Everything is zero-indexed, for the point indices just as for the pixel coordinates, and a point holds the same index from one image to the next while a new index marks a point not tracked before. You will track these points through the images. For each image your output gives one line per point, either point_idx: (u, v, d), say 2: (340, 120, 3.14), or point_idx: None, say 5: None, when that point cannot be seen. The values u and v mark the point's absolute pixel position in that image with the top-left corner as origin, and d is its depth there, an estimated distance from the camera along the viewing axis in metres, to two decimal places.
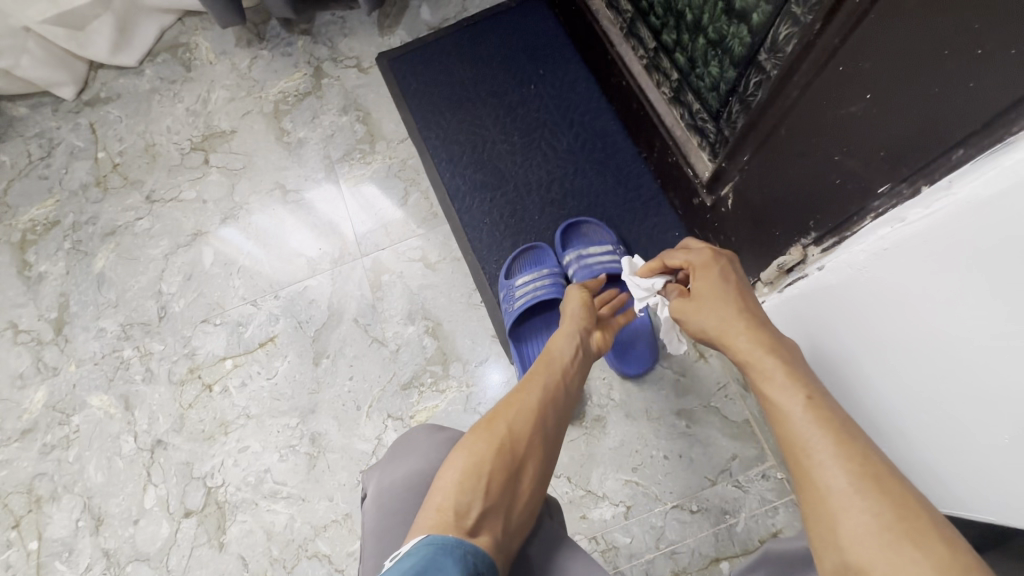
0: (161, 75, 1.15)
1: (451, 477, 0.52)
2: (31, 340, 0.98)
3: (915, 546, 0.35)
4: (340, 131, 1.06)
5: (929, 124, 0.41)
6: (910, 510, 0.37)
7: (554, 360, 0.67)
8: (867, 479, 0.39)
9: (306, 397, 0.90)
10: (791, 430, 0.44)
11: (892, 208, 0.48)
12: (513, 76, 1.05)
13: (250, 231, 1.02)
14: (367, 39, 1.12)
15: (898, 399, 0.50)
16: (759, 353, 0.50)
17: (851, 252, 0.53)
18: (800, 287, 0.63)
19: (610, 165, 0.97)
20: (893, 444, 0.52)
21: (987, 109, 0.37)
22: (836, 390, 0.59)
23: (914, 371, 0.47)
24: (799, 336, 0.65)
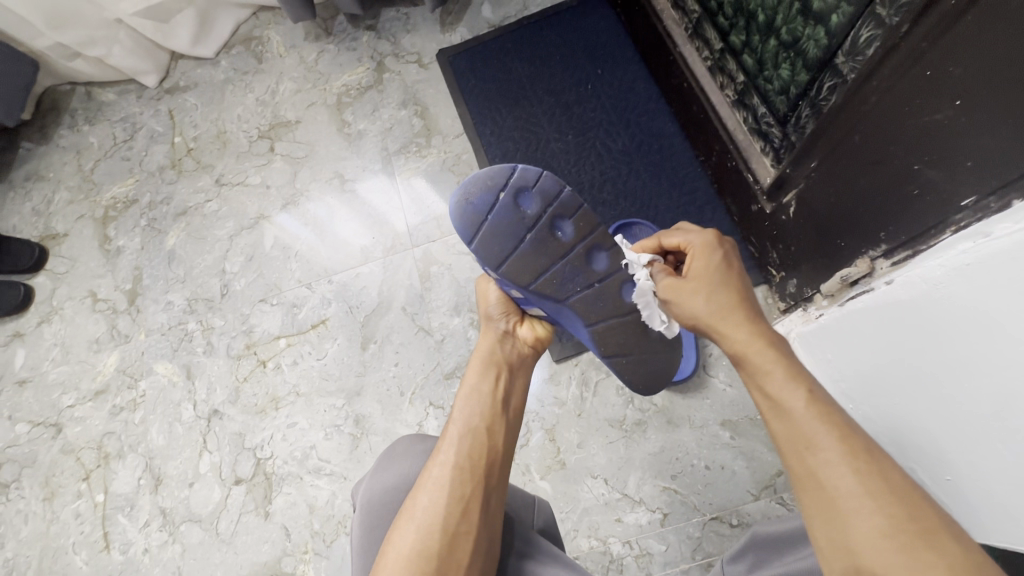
0: (235, 66, 1.22)
1: (399, 550, 0.50)
2: (107, 308, 1.06)
3: (928, 548, 0.37)
4: (398, 125, 1.09)
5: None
6: (921, 512, 0.39)
7: (470, 400, 0.60)
8: (876, 479, 0.41)
9: (353, 379, 0.93)
10: (795, 427, 0.45)
11: (975, 222, 0.45)
12: (571, 76, 1.05)
13: (308, 216, 1.06)
14: (429, 35, 1.14)
15: (964, 419, 0.47)
16: (759, 347, 0.50)
17: (926, 266, 0.50)
18: (865, 300, 0.60)
19: (665, 167, 0.96)
20: (960, 473, 0.49)
21: None
22: (902, 411, 0.56)
23: (983, 392, 0.44)
24: (859, 351, 0.62)
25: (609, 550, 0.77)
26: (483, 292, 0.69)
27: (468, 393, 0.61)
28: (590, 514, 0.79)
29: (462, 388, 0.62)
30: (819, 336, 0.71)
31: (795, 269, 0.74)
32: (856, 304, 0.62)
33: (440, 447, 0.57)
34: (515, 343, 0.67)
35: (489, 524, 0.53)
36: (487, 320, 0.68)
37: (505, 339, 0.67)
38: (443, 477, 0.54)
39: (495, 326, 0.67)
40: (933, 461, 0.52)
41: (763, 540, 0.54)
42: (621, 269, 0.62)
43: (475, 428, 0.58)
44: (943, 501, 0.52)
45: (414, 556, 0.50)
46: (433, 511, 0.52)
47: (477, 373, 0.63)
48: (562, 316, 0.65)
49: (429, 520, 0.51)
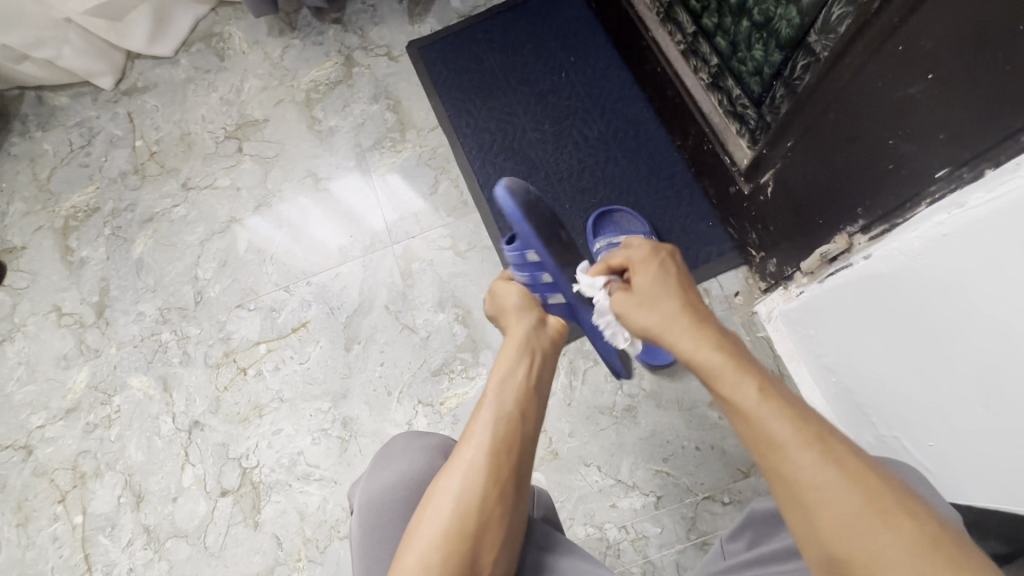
0: (195, 64, 1.17)
1: (428, 532, 0.48)
2: (74, 323, 1.02)
3: (891, 532, 0.35)
4: (371, 120, 1.06)
5: (998, 102, 0.39)
6: (882, 495, 0.36)
7: (503, 385, 0.58)
8: (837, 469, 0.38)
9: (338, 382, 0.91)
10: (753, 424, 0.42)
11: (948, 194, 0.46)
12: (544, 64, 1.04)
13: (282, 217, 1.03)
14: (397, 27, 1.12)
15: (947, 387, 0.48)
16: (706, 349, 0.47)
17: (905, 238, 0.51)
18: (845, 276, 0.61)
19: (642, 153, 0.96)
20: (943, 437, 0.51)
21: None
22: (885, 382, 0.57)
23: (965, 360, 0.45)
24: (840, 326, 0.64)
25: (606, 537, 0.78)
26: (502, 292, 0.71)
27: (502, 376, 0.60)
28: (585, 502, 0.79)
29: (494, 371, 0.61)
30: (799, 315, 0.72)
31: (775, 249, 0.75)
32: (837, 280, 0.62)
33: (469, 430, 0.55)
34: (548, 332, 0.67)
35: (516, 510, 0.52)
36: (517, 310, 0.68)
37: (538, 326, 0.66)
38: (472, 460, 0.52)
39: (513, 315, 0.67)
40: (917, 426, 0.54)
41: (761, 516, 0.54)
42: None
43: (510, 414, 0.56)
44: (929, 465, 0.54)
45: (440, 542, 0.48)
46: (466, 494, 0.50)
47: (511, 359, 0.61)
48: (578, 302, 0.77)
49: (465, 502, 0.50)
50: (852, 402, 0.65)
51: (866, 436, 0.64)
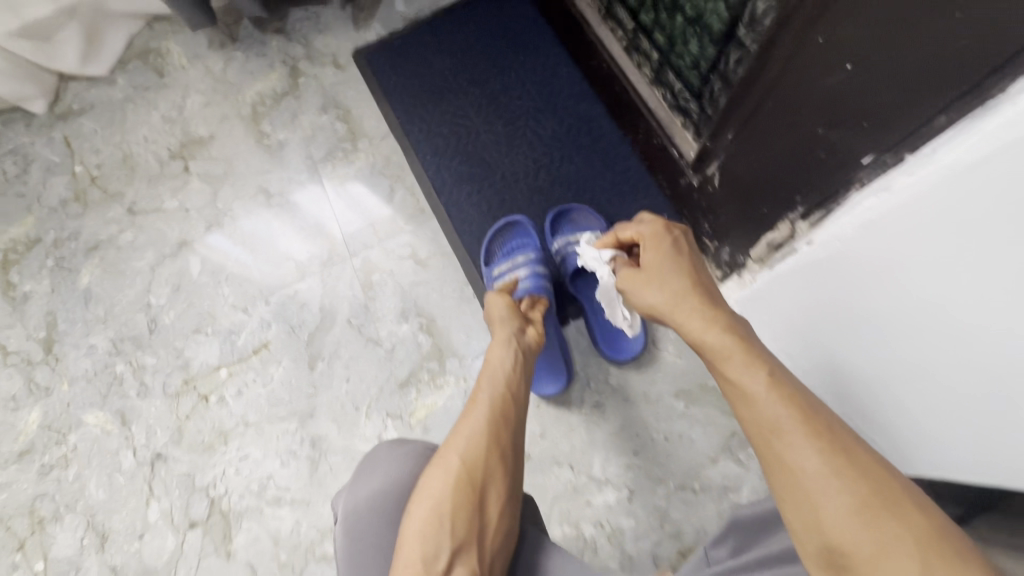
0: (133, 82, 1.12)
1: (431, 492, 0.54)
2: (20, 361, 0.97)
3: (892, 518, 0.38)
4: (320, 131, 1.04)
5: (922, 92, 0.40)
6: (883, 484, 0.40)
7: (499, 369, 0.65)
8: (838, 459, 0.41)
9: (304, 401, 0.90)
10: (760, 411, 0.45)
11: (877, 177, 0.48)
12: (493, 65, 1.04)
13: (235, 236, 1.00)
14: (342, 35, 1.10)
15: (887, 361, 0.50)
16: (715, 332, 0.51)
17: (840, 223, 0.53)
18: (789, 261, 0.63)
19: (595, 149, 0.96)
20: (889, 408, 0.53)
21: (974, 71, 0.36)
22: (832, 360, 0.59)
23: (905, 340, 0.47)
24: (790, 315, 0.65)
25: (582, 534, 0.78)
26: (491, 303, 0.73)
27: (496, 362, 0.66)
28: (560, 502, 0.80)
29: (489, 358, 0.67)
30: (753, 306, 0.74)
31: (726, 238, 0.76)
32: (782, 265, 0.64)
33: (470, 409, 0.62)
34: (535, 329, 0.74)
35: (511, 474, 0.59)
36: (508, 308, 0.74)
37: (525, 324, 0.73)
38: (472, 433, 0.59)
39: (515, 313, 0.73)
40: (865, 399, 0.56)
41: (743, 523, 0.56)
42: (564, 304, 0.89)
43: (505, 395, 0.63)
44: (882, 441, 0.55)
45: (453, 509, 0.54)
46: (465, 460, 0.57)
47: (504, 349, 0.67)
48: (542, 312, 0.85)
49: (467, 466, 0.57)
50: (808, 386, 0.66)
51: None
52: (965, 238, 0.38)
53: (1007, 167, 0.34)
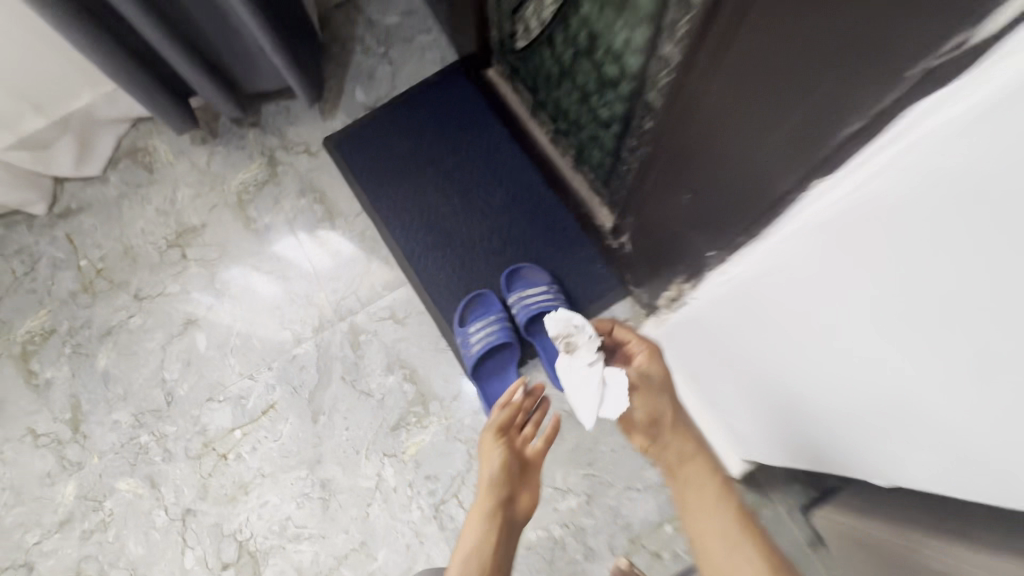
0: (125, 180, 1.26)
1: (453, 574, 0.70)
2: (50, 441, 1.10)
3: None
4: (301, 213, 1.20)
5: (820, 104, 0.40)
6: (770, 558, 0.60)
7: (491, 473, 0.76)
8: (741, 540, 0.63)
9: (311, 450, 1.06)
10: (698, 504, 0.68)
11: (713, 269, 0.66)
12: (445, 144, 1.22)
13: (234, 311, 1.15)
14: (312, 124, 1.26)
15: (818, 379, 0.54)
16: (679, 447, 0.72)
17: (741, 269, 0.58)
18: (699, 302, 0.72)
19: (537, 212, 1.15)
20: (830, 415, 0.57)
21: (740, 220, 0.57)
22: (770, 379, 0.64)
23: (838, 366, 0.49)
24: (723, 339, 0.70)
25: (552, 535, 0.97)
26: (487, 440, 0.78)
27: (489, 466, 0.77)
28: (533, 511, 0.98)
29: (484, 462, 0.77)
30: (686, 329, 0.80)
31: (643, 287, 0.96)
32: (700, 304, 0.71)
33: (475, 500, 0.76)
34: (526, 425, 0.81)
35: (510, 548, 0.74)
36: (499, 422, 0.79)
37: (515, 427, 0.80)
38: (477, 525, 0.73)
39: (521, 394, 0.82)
40: (805, 410, 0.60)
41: None
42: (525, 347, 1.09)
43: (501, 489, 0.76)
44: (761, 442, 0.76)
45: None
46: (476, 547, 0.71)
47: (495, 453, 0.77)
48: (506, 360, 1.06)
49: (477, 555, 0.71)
50: (757, 394, 0.70)
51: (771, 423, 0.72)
52: (877, 280, 0.39)
53: (895, 218, 0.35)
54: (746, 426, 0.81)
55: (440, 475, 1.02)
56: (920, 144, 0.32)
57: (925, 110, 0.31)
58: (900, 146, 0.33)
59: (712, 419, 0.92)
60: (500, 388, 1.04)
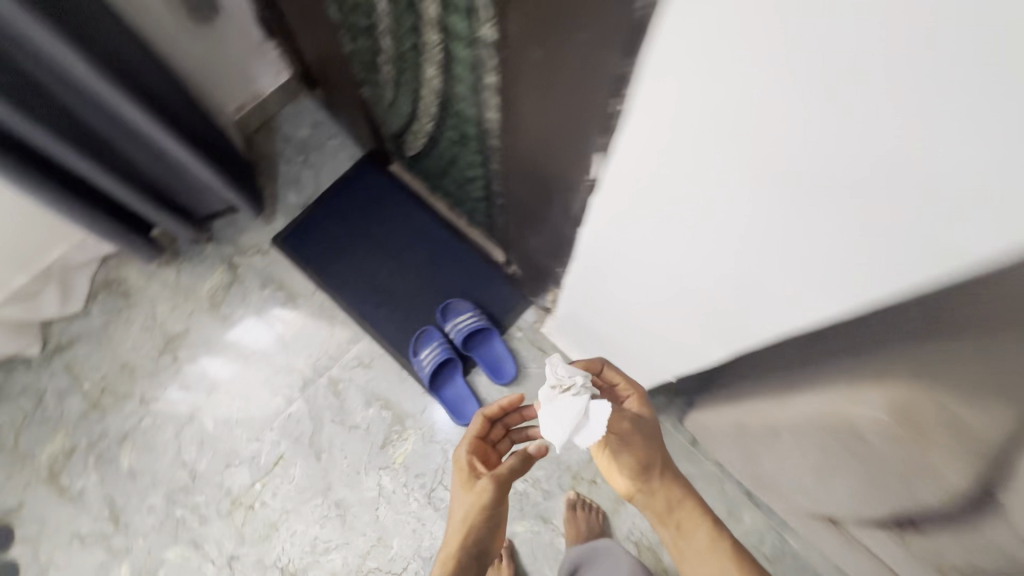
0: (106, 309, 1.49)
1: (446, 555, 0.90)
2: (96, 538, 1.31)
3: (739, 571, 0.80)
4: (267, 301, 1.49)
5: (600, 76, 0.49)
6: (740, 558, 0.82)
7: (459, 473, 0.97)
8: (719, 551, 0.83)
9: (321, 480, 1.34)
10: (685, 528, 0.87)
11: (562, 277, 1.03)
12: (370, 220, 1.55)
13: (230, 392, 1.42)
14: (258, 229, 1.56)
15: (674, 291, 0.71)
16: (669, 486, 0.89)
17: (595, 229, 0.73)
18: (577, 266, 0.89)
19: (453, 258, 1.51)
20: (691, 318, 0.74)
21: (562, 255, 0.97)
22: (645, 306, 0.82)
23: (718, 255, 0.57)
24: (609, 288, 0.87)
25: (517, 489, 1.31)
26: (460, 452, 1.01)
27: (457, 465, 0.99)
28: None
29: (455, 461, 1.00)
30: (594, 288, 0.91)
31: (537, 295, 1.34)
32: (579, 265, 0.87)
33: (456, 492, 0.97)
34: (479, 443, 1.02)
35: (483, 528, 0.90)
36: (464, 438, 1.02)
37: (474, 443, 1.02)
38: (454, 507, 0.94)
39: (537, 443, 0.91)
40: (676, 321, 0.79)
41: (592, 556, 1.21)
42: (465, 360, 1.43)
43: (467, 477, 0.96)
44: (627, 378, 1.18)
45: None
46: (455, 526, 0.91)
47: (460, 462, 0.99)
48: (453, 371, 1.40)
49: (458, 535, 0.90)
50: (642, 323, 0.89)
51: (657, 344, 0.92)
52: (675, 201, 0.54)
53: (669, 121, 0.45)
54: (677, 359, 0.89)
55: (426, 471, 1.34)
56: (648, 68, 0.43)
57: (651, 32, 0.39)
58: (658, 51, 0.40)
59: (622, 364, 1.14)
60: (455, 394, 1.38)
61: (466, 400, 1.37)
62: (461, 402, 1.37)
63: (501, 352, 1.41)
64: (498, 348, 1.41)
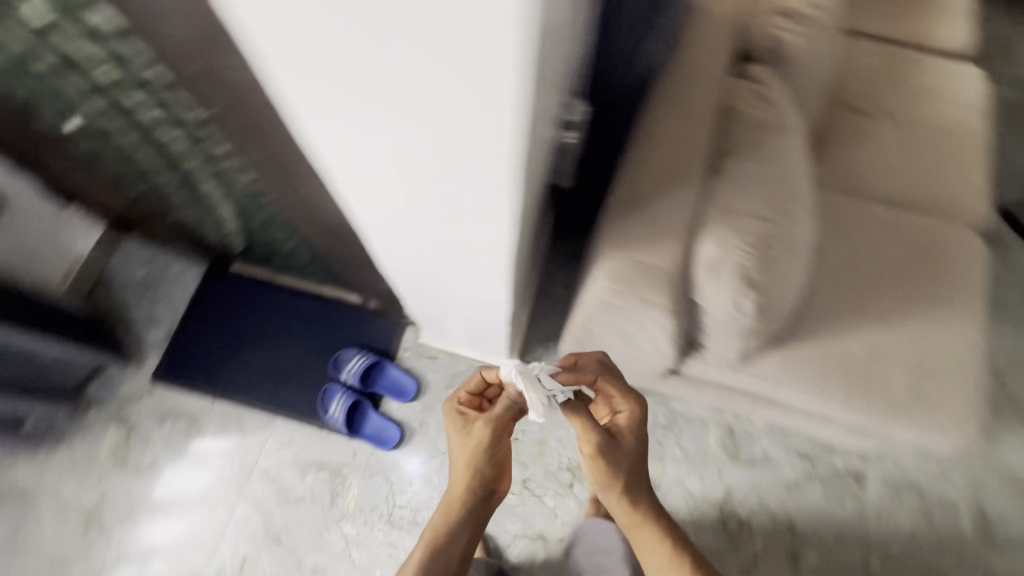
0: (9, 518, 1.47)
1: (447, 512, 0.99)
2: None
3: (670, 556, 0.91)
4: (171, 434, 1.55)
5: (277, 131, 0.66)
6: (676, 548, 0.92)
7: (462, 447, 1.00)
8: (664, 543, 0.92)
9: (291, 559, 1.44)
10: (644, 528, 0.93)
11: (396, 288, 1.20)
12: (235, 319, 1.65)
13: (171, 529, 1.47)
14: (134, 375, 1.61)
15: (444, 254, 0.86)
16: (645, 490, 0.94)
17: (365, 230, 0.86)
18: (387, 266, 1.03)
19: (324, 317, 1.65)
20: (473, 269, 0.90)
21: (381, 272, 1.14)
22: (445, 275, 0.97)
23: (429, 206, 0.70)
24: (417, 274, 1.01)
25: None
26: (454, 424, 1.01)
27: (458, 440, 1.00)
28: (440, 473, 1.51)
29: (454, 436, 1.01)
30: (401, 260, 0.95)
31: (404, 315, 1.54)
32: (386, 264, 1.01)
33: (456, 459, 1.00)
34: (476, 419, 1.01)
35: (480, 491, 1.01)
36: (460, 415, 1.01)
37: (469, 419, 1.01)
38: (457, 477, 0.99)
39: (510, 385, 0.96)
40: (469, 278, 0.95)
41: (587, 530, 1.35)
42: (372, 396, 1.59)
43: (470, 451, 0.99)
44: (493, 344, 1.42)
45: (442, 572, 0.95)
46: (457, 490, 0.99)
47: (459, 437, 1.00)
48: (365, 409, 1.55)
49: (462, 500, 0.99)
50: (459, 290, 1.05)
51: (481, 302, 1.08)
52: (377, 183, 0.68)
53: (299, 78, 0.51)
54: (491, 293, 0.99)
55: (379, 502, 1.49)
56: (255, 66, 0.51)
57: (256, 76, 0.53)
58: (237, 23, 0.45)
59: (482, 335, 1.38)
60: (373, 427, 1.53)
61: (386, 428, 1.54)
62: (382, 431, 1.53)
63: (398, 373, 1.59)
64: (393, 372, 1.59)
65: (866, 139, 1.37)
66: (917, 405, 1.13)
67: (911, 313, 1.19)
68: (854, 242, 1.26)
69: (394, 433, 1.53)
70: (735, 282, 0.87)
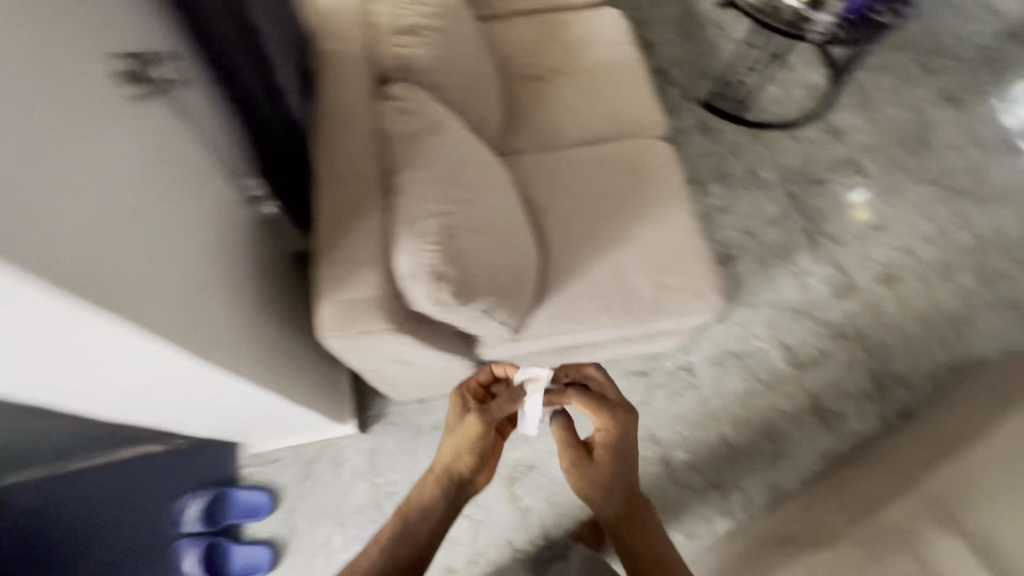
0: None
1: (428, 486, 1.17)
2: None
3: (642, 545, 1.10)
4: None
5: None
6: (648, 537, 1.11)
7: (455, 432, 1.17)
8: (638, 531, 1.12)
9: None
10: (625, 519, 1.13)
11: (155, 423, 1.14)
12: (50, 532, 1.50)
13: None
14: None
15: (109, 370, 0.83)
16: (623, 482, 1.14)
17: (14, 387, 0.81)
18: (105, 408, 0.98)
19: (145, 479, 1.53)
20: (156, 370, 0.87)
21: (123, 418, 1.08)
22: (153, 388, 0.94)
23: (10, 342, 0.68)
24: (134, 400, 0.97)
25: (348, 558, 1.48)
26: (455, 408, 1.19)
27: (455, 425, 1.18)
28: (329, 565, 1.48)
29: (452, 419, 1.19)
30: (101, 385, 0.88)
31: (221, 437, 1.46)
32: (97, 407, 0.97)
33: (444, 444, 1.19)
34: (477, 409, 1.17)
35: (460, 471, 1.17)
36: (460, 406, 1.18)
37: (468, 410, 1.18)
38: (444, 453, 1.18)
39: (521, 381, 1.17)
40: (173, 379, 0.93)
41: None
42: (229, 530, 1.49)
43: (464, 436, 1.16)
44: (311, 419, 1.40)
45: (400, 558, 1.10)
46: (440, 465, 1.18)
47: (456, 418, 1.18)
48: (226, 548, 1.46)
49: (443, 474, 1.17)
50: (192, 394, 1.02)
51: (227, 393, 1.05)
52: None
53: None
54: (218, 383, 0.98)
55: None
56: None
57: None
58: None
59: (293, 418, 1.36)
60: (243, 560, 1.45)
61: (256, 553, 1.46)
62: (255, 559, 1.46)
63: (245, 495, 1.50)
64: (240, 496, 1.50)
65: (551, 98, 1.54)
66: (662, 301, 1.29)
67: (636, 224, 1.36)
68: (570, 187, 1.40)
69: (267, 553, 1.47)
70: (429, 283, 0.93)
